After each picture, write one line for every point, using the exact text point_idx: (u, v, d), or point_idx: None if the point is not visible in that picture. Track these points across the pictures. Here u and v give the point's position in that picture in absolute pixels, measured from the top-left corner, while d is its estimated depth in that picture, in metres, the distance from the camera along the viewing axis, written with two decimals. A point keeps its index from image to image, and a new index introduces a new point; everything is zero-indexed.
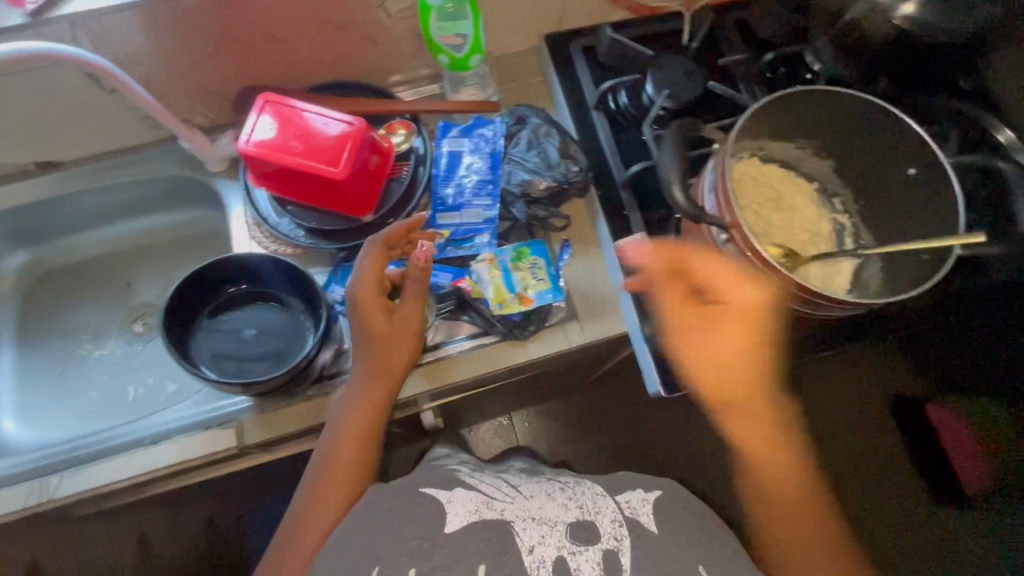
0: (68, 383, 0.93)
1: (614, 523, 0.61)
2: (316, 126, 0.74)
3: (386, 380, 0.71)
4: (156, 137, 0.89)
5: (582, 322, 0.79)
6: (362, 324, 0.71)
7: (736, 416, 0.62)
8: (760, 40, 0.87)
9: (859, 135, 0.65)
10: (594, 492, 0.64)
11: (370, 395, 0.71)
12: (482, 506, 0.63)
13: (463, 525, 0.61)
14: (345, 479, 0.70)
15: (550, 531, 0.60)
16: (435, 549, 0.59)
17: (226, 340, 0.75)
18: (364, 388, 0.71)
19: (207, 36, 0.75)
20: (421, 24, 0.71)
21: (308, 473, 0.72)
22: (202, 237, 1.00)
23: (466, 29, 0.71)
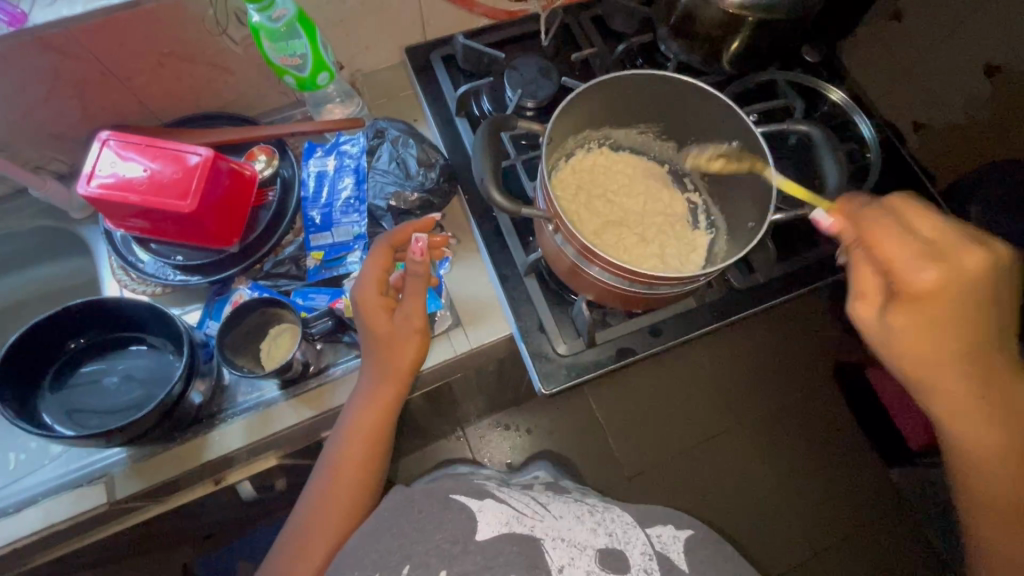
0: None
1: (644, 554, 0.61)
2: (158, 162, 0.72)
3: (395, 381, 0.70)
4: (12, 189, 0.85)
5: (466, 328, 0.78)
6: (366, 326, 0.69)
7: (941, 389, 0.59)
8: (615, 34, 0.91)
9: (696, 110, 0.66)
10: (624, 522, 0.65)
11: (377, 396, 0.70)
12: (512, 520, 0.63)
13: (494, 534, 0.60)
14: (362, 478, 0.70)
15: (580, 554, 0.60)
16: (465, 554, 0.58)
17: (88, 394, 0.72)
18: (374, 390, 0.70)
19: (39, 80, 0.72)
20: (257, 47, 0.71)
21: (318, 475, 0.71)
22: (76, 287, 0.95)
23: (302, 49, 0.72)
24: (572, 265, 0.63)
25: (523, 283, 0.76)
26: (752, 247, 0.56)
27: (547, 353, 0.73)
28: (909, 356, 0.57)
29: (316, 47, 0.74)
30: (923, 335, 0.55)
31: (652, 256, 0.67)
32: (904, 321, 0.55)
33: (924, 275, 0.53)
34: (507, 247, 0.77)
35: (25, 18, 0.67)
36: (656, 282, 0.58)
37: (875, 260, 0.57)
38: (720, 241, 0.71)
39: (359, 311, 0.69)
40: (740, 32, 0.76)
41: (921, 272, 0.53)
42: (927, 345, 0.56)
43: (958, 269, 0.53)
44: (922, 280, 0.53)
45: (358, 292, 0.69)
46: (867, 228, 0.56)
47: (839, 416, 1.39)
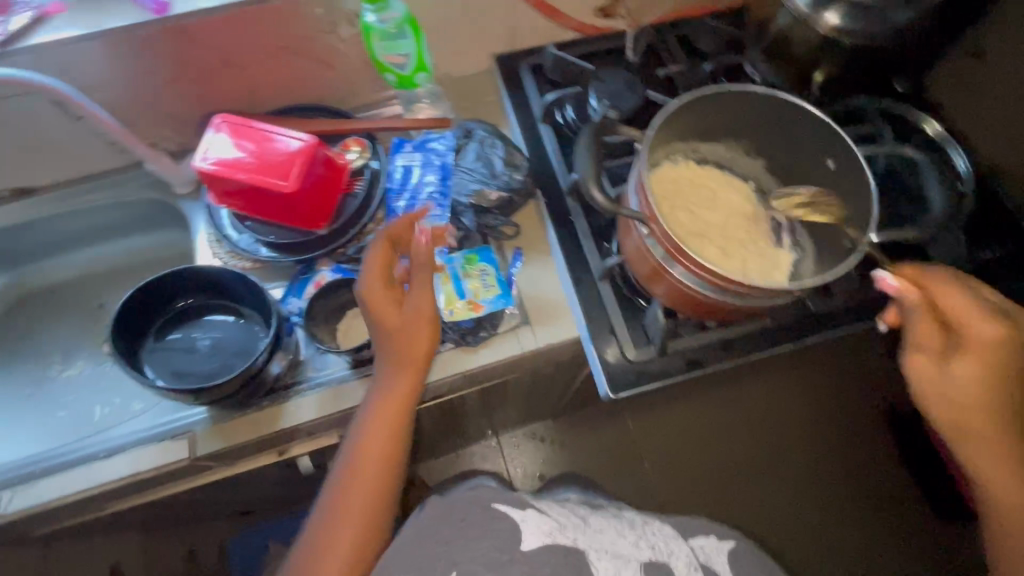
0: (38, 403, 0.94)
1: (689, 566, 0.62)
2: (268, 143, 0.77)
3: (409, 374, 0.71)
4: (126, 162, 0.93)
5: (534, 327, 0.80)
6: (374, 319, 0.70)
7: (974, 448, 0.68)
8: (700, 52, 0.92)
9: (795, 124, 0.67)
10: (667, 534, 0.66)
11: (393, 387, 0.71)
12: (555, 530, 0.63)
13: (539, 545, 0.61)
14: (382, 481, 0.72)
15: (625, 565, 0.61)
16: (513, 563, 0.59)
17: (182, 354, 0.77)
18: (389, 383, 0.71)
19: (167, 64, 0.80)
20: (368, 47, 0.78)
21: (333, 484, 0.72)
22: (168, 258, 1.03)
23: (406, 48, 0.78)
24: (653, 266, 0.64)
25: (596, 286, 0.77)
26: (851, 265, 0.56)
27: (616, 359, 0.74)
28: (956, 409, 0.65)
29: (419, 47, 0.79)
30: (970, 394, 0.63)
31: (734, 268, 0.67)
32: (971, 370, 0.62)
33: (986, 336, 0.61)
34: (582, 249, 0.79)
35: (168, 6, 0.74)
36: (746, 291, 0.59)
37: (941, 310, 0.63)
38: (808, 261, 0.71)
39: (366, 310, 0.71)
40: (834, 56, 0.77)
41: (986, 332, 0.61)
42: (974, 402, 0.64)
43: (1016, 329, 0.61)
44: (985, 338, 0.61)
45: (366, 292, 0.71)
46: (935, 287, 0.63)
47: (894, 463, 1.33)
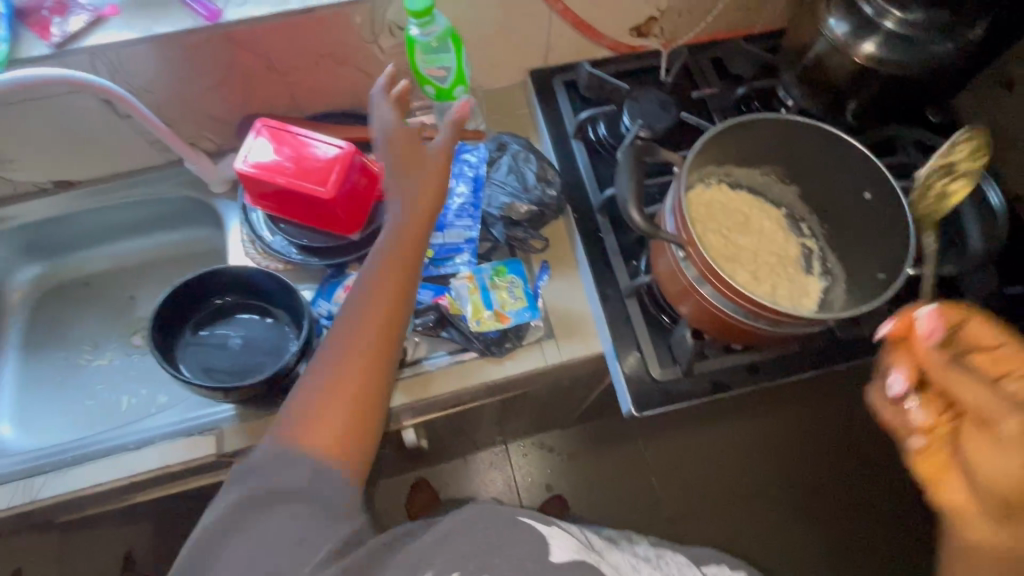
0: (67, 391, 0.96)
1: None
2: (309, 149, 0.79)
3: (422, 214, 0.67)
4: (166, 159, 0.96)
5: (559, 340, 0.81)
6: (392, 158, 0.68)
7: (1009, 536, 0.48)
8: (733, 75, 0.93)
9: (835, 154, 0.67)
10: (680, 563, 0.65)
11: (405, 227, 0.66)
12: (583, 549, 0.56)
13: (570, 559, 0.53)
14: (382, 348, 0.61)
15: None
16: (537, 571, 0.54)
17: (214, 351, 0.79)
18: (402, 224, 0.66)
19: (214, 68, 0.82)
20: (409, 59, 0.79)
21: (325, 350, 0.61)
22: (200, 254, 1.05)
23: (449, 61, 0.79)
24: (683, 286, 0.65)
25: (624, 304, 0.78)
26: (894, 293, 0.56)
27: (641, 378, 0.74)
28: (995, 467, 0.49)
29: (460, 61, 0.80)
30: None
31: (763, 294, 0.68)
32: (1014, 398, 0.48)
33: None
34: (610, 266, 0.80)
35: (219, 13, 0.76)
36: (779, 318, 0.60)
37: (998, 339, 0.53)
38: (837, 289, 0.72)
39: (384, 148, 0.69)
40: (870, 86, 0.77)
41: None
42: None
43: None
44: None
45: (387, 130, 0.70)
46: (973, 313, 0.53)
47: (905, 493, 1.32)
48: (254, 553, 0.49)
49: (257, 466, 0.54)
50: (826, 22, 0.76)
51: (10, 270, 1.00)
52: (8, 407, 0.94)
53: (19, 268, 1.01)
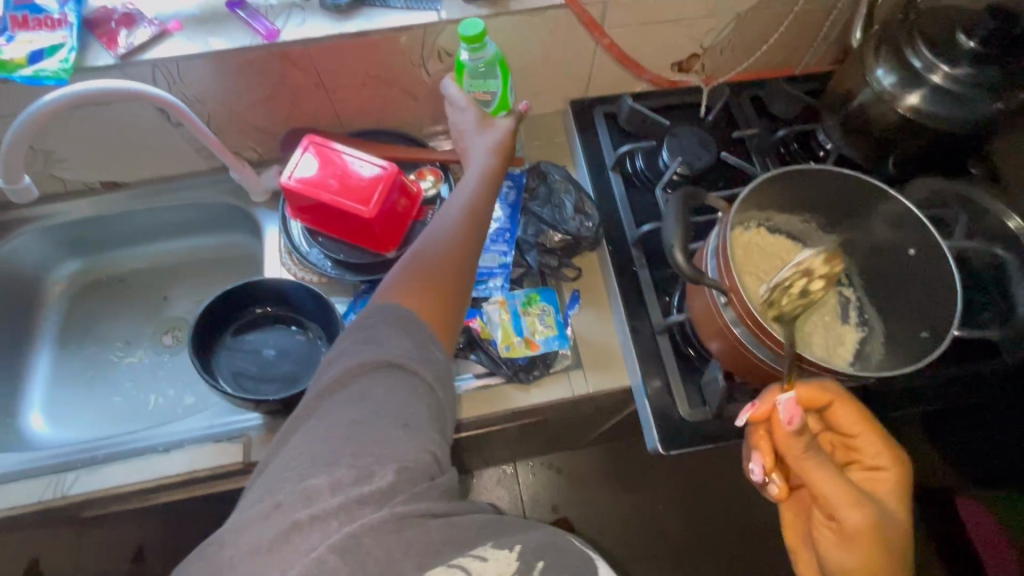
0: (98, 386, 0.98)
1: None
2: (353, 168, 0.81)
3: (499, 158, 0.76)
4: (209, 166, 0.98)
5: (587, 371, 0.81)
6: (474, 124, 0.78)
7: None
8: (773, 116, 0.93)
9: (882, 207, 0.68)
10: None
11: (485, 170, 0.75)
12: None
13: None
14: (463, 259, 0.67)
15: None
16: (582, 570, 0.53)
17: (248, 359, 0.80)
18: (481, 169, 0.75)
19: (267, 83, 0.84)
20: (457, 80, 0.82)
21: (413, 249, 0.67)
22: (234, 260, 1.07)
23: (494, 87, 0.81)
24: (719, 327, 0.65)
25: (655, 340, 0.78)
26: (934, 358, 0.58)
27: (671, 416, 0.74)
28: None
29: (505, 89, 0.82)
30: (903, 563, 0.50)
31: (800, 340, 0.67)
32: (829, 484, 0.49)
33: (891, 482, 0.54)
34: (644, 299, 0.80)
35: (277, 33, 0.79)
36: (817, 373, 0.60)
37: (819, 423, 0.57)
38: (875, 341, 0.71)
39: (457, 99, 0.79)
40: (913, 138, 0.77)
41: (895, 479, 0.54)
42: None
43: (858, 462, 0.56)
44: (892, 486, 0.54)
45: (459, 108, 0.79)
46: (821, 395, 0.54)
47: None
48: (364, 417, 0.50)
49: (368, 333, 0.56)
50: (873, 72, 0.76)
51: (52, 264, 1.03)
52: (41, 398, 0.96)
53: (61, 262, 1.04)
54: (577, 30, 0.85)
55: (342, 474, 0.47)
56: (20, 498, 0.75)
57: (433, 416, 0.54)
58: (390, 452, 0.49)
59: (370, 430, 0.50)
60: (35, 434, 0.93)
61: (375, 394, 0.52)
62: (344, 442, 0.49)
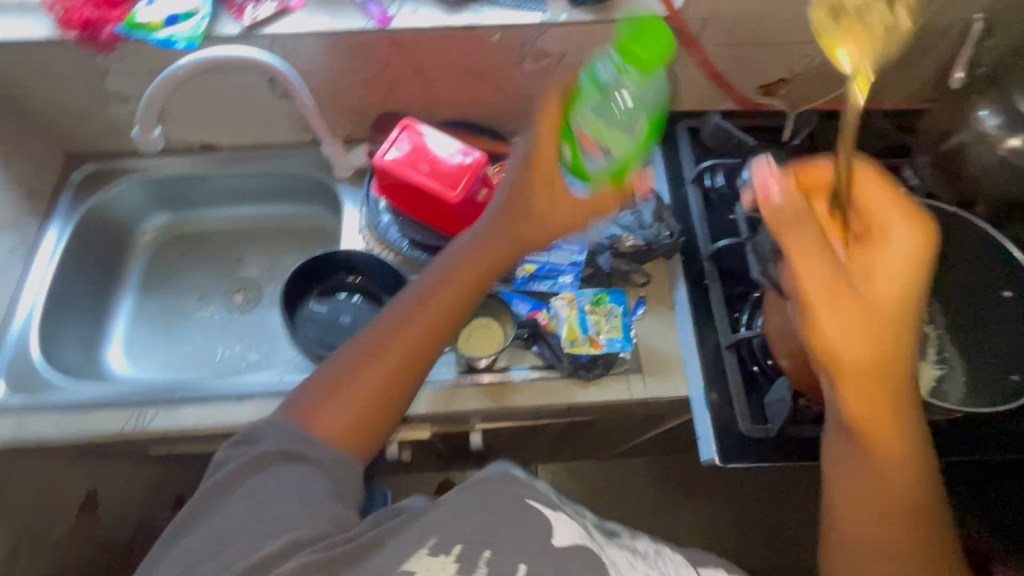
0: (173, 334, 1.04)
1: None
2: (444, 155, 0.84)
3: (503, 243, 0.69)
4: (301, 140, 1.04)
5: (646, 377, 0.82)
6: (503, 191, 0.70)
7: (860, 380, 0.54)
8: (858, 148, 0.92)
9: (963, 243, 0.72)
10: (677, 562, 0.52)
11: (485, 249, 0.69)
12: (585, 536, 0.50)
13: (573, 543, 0.49)
14: (418, 350, 0.64)
15: None
16: (543, 554, 0.47)
17: (326, 323, 0.84)
18: (484, 240, 0.70)
19: (371, 66, 0.89)
20: (570, 108, 0.65)
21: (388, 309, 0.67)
22: (309, 230, 1.12)
23: (618, 144, 0.65)
24: (801, 350, 0.64)
25: (721, 354, 0.78)
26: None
27: (730, 432, 0.74)
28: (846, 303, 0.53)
29: (628, 155, 0.66)
30: (884, 332, 0.53)
31: None
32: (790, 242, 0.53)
33: (898, 256, 0.55)
34: (712, 314, 0.81)
35: (390, 20, 0.84)
36: None
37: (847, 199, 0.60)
38: (954, 380, 0.69)
39: (519, 171, 0.69)
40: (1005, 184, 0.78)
41: (896, 251, 0.55)
42: (882, 349, 0.53)
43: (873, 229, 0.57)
44: (892, 235, 0.55)
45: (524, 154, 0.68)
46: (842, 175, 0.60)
47: None
48: (257, 505, 0.53)
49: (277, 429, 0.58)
50: (975, 114, 0.77)
51: (144, 215, 1.10)
52: (122, 338, 1.02)
53: (153, 214, 1.11)
54: (673, 45, 0.87)
55: (234, 553, 0.50)
56: (102, 426, 0.80)
57: (336, 494, 0.56)
58: (286, 523, 0.51)
59: (262, 515, 0.52)
60: (114, 371, 0.99)
61: (280, 480, 0.55)
62: (238, 525, 0.51)
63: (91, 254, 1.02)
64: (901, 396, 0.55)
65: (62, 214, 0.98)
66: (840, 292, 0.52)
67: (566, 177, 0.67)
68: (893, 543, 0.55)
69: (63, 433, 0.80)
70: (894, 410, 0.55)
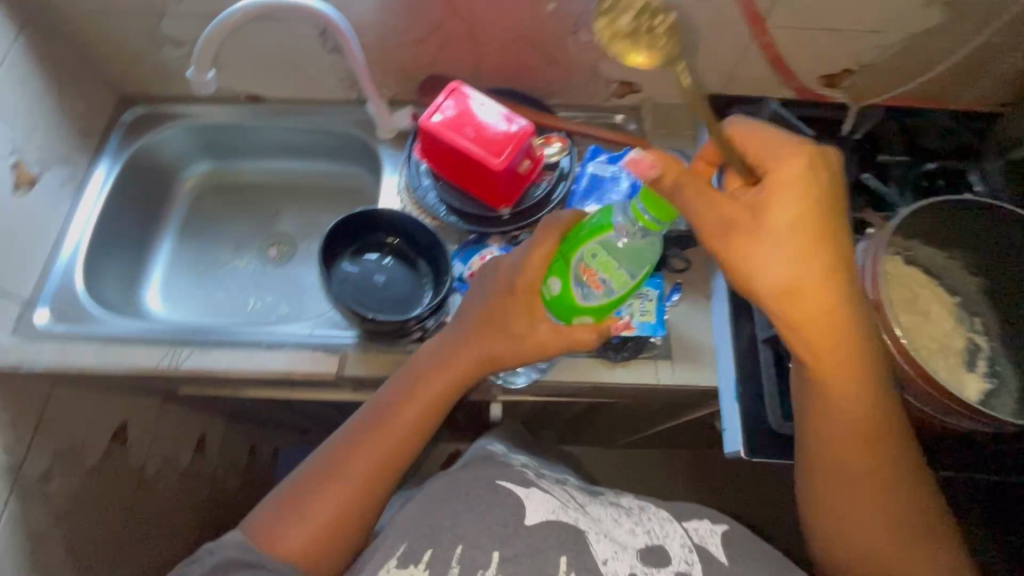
0: (208, 281, 1.06)
1: (684, 546, 0.58)
2: (490, 122, 0.83)
3: (474, 360, 0.72)
4: (346, 97, 1.03)
5: (675, 363, 0.81)
6: (481, 304, 0.73)
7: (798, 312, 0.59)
8: (922, 148, 0.88)
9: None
10: (661, 517, 0.61)
11: (454, 362, 0.72)
12: (559, 509, 0.60)
13: (542, 520, 0.58)
14: (382, 465, 0.68)
15: (622, 553, 0.57)
16: (517, 537, 0.56)
17: (360, 281, 0.85)
18: (455, 351, 0.72)
19: (424, 25, 0.87)
20: (564, 252, 0.70)
21: (357, 415, 0.71)
22: (346, 190, 1.12)
23: (605, 292, 0.68)
24: None
25: (756, 347, 0.77)
26: None
27: (756, 425, 0.73)
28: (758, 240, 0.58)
29: (613, 304, 0.69)
30: (805, 249, 0.57)
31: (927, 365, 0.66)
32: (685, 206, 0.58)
33: (789, 174, 0.58)
34: (749, 306, 0.79)
35: None
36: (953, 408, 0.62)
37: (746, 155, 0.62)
38: (1004, 393, 0.68)
39: (501, 291, 0.73)
40: None
41: (783, 184, 0.57)
42: (805, 267, 0.57)
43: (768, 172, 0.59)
44: (774, 174, 0.58)
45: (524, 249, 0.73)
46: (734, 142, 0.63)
47: None
48: None
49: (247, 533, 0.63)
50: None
51: (187, 161, 1.11)
52: (159, 281, 1.05)
53: (196, 160, 1.12)
54: (737, 24, 0.84)
55: None
56: (138, 360, 0.83)
57: None
58: None
59: None
60: (151, 311, 1.02)
61: None
62: None
63: (135, 195, 1.04)
64: (839, 312, 0.58)
65: (111, 153, 1.00)
66: (740, 228, 0.57)
67: (547, 307, 0.73)
68: (852, 450, 0.61)
69: (102, 364, 0.83)
70: (836, 331, 0.59)
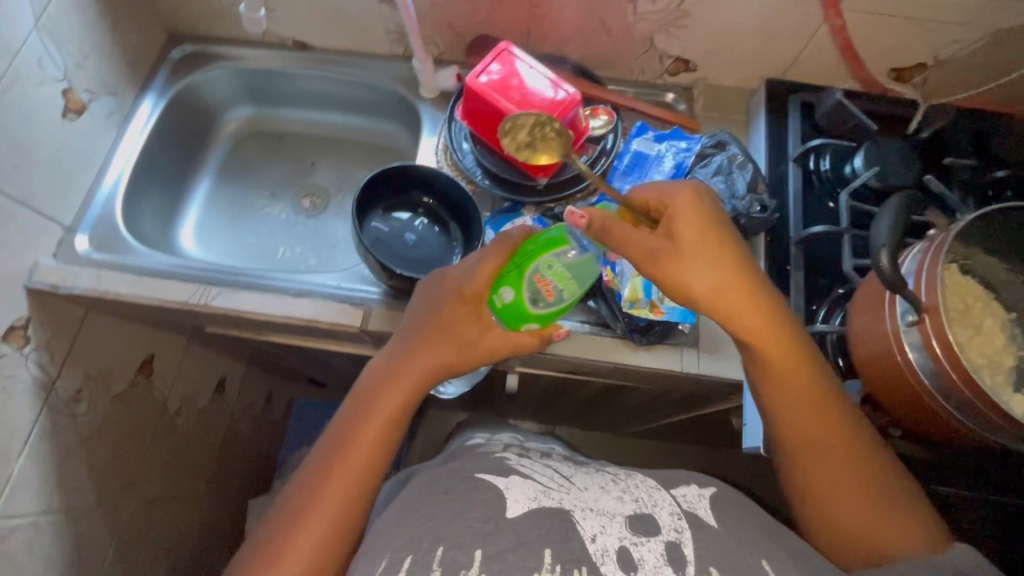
0: (239, 226, 1.07)
1: (673, 514, 0.54)
2: (536, 87, 0.80)
3: (430, 367, 0.67)
4: (392, 52, 1.02)
5: (701, 352, 0.79)
6: (431, 313, 0.69)
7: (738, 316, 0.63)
8: (991, 154, 0.83)
9: None
10: (648, 486, 0.58)
11: (409, 372, 0.66)
12: (540, 496, 0.56)
13: (522, 512, 0.53)
14: (349, 504, 0.59)
15: (609, 522, 0.53)
16: (499, 533, 0.51)
17: (392, 237, 0.85)
18: (407, 362, 0.67)
19: None
20: (518, 262, 0.68)
21: (314, 456, 0.63)
22: (382, 147, 1.12)
23: (557, 301, 0.68)
24: (887, 353, 0.65)
25: None
26: None
27: None
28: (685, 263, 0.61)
29: (560, 312, 0.70)
30: (724, 253, 0.62)
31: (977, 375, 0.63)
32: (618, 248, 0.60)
33: (691, 205, 0.62)
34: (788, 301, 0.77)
35: None
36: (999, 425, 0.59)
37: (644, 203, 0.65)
38: None
39: (449, 305, 0.69)
40: None
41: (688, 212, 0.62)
42: (728, 273, 0.62)
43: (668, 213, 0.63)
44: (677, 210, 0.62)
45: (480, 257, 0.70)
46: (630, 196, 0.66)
47: None
48: None
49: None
50: None
51: (229, 105, 1.12)
52: (193, 222, 1.06)
53: (237, 104, 1.12)
54: (810, 4, 0.79)
55: None
56: (168, 293, 0.84)
57: None
58: None
59: None
60: (184, 250, 1.03)
61: None
62: None
63: (177, 134, 1.05)
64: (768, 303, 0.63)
65: (157, 90, 1.01)
66: (667, 254, 0.61)
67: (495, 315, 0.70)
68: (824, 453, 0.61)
69: (135, 293, 0.84)
70: (772, 320, 0.63)
